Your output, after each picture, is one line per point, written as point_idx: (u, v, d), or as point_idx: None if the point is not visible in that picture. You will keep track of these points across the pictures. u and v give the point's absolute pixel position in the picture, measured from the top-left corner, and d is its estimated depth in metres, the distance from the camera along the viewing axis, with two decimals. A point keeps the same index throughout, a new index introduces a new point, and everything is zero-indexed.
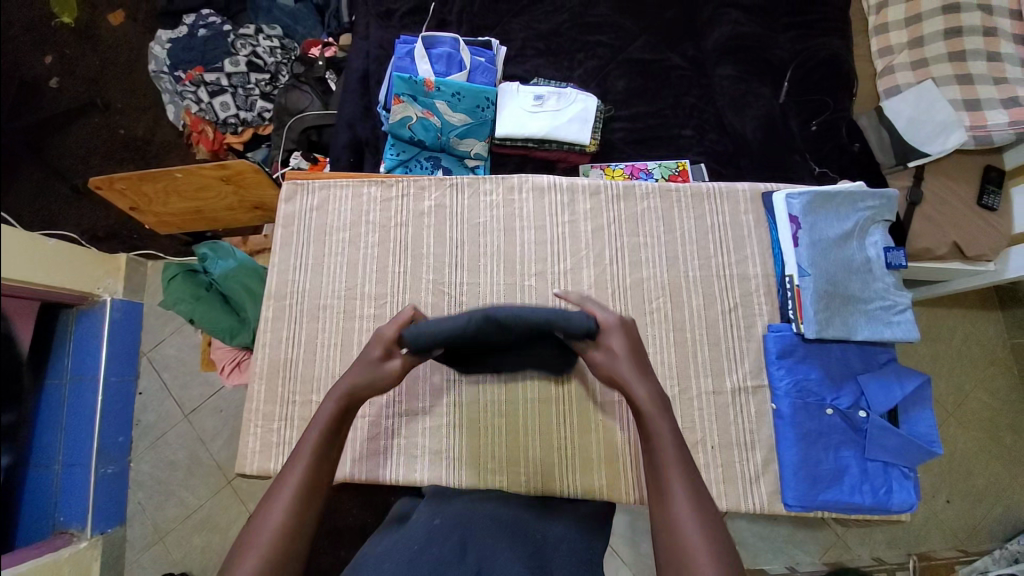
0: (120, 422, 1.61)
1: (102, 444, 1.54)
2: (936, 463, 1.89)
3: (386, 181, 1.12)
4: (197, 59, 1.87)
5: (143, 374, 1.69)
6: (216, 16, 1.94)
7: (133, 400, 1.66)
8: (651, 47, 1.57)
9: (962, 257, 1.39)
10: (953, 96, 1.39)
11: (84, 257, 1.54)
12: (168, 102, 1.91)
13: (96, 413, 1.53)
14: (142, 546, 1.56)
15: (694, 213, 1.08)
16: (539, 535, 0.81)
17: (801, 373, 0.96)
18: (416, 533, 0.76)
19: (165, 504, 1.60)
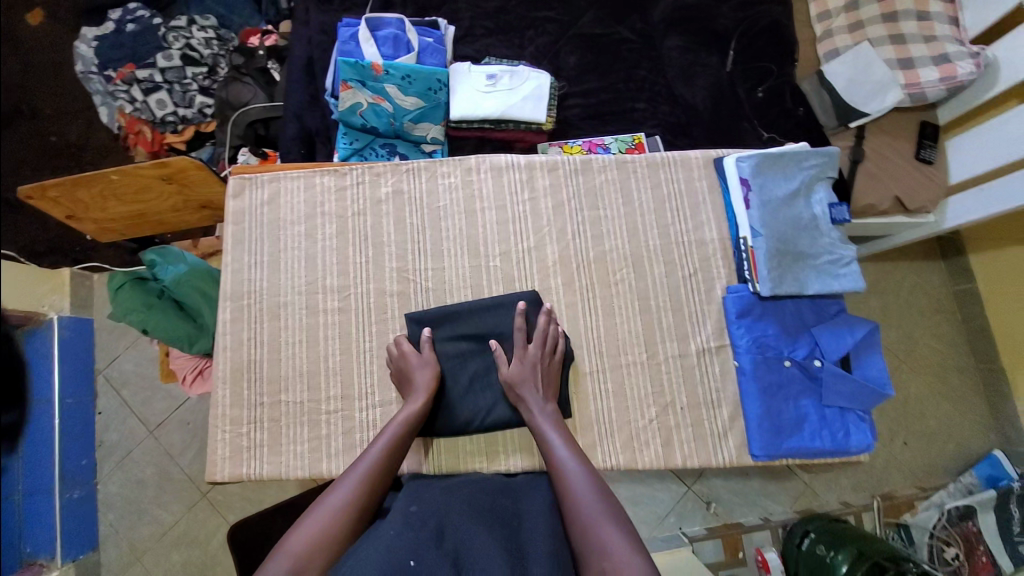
0: (82, 444, 1.54)
1: (65, 468, 1.47)
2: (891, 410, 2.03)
3: (339, 170, 1.08)
4: (127, 55, 1.77)
5: (101, 394, 1.61)
6: (145, 10, 1.83)
7: (93, 420, 1.59)
8: (599, 22, 1.56)
9: (903, 210, 1.52)
10: (887, 56, 1.47)
11: (25, 275, 1.46)
12: (99, 103, 1.81)
13: (56, 438, 1.45)
14: (119, 567, 1.51)
15: (651, 182, 1.09)
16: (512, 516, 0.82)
17: (759, 330, 0.99)
18: (392, 523, 0.76)
19: (138, 523, 1.55)
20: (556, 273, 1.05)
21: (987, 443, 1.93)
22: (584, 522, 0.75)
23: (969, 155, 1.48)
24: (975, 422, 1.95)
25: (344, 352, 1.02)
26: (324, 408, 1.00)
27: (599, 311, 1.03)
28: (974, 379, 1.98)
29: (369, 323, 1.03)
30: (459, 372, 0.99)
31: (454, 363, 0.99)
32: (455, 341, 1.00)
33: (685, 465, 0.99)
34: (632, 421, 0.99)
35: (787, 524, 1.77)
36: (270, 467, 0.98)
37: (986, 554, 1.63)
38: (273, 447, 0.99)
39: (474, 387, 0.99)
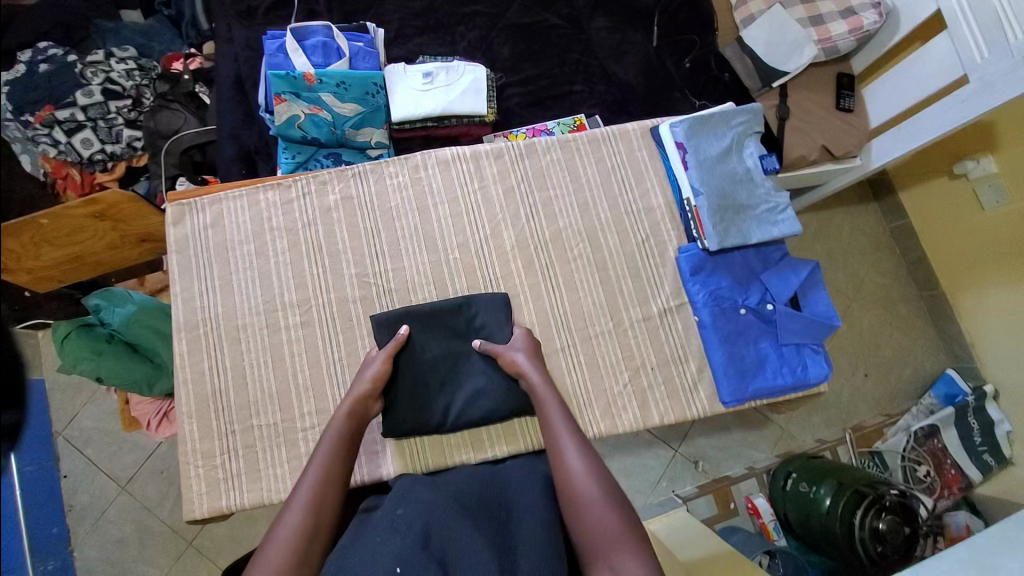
0: (52, 512, 1.46)
1: (34, 540, 1.39)
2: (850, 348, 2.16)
3: (282, 183, 1.07)
4: (44, 96, 1.70)
5: (64, 456, 1.53)
6: (57, 48, 1.76)
7: (59, 485, 1.51)
8: (527, 10, 1.59)
9: (831, 157, 1.62)
10: (799, 15, 1.58)
11: None
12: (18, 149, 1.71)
13: (19, 510, 1.38)
14: None
15: (594, 158, 1.12)
16: (502, 507, 0.83)
17: (713, 284, 1.05)
18: (379, 528, 0.76)
19: None
20: (515, 257, 1.07)
21: (939, 362, 2.09)
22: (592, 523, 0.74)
23: (885, 100, 1.61)
24: (926, 345, 2.10)
25: (313, 364, 1.01)
26: (300, 426, 0.98)
27: (562, 288, 1.06)
28: (920, 305, 2.13)
29: (335, 333, 1.02)
30: (433, 372, 1.00)
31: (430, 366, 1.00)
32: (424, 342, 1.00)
33: (663, 423, 1.02)
34: (609, 389, 1.02)
35: (771, 468, 1.86)
36: (251, 495, 0.96)
37: (954, 466, 1.83)
38: (252, 475, 0.97)
39: (444, 391, 1.00)
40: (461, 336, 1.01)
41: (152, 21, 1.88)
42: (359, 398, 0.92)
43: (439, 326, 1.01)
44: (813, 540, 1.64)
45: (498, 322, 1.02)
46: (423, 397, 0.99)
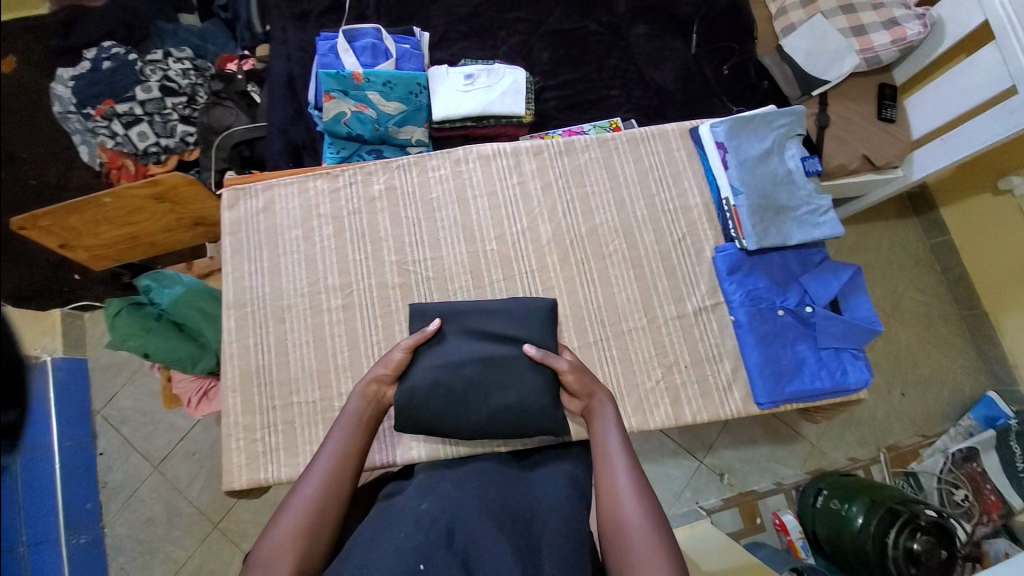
0: (86, 486, 1.53)
1: (69, 512, 1.46)
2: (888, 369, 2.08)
3: (330, 173, 1.12)
4: (104, 91, 1.85)
5: (101, 434, 1.60)
6: (119, 47, 1.92)
7: (95, 462, 1.57)
8: (567, 17, 1.63)
9: (871, 168, 1.60)
10: (840, 25, 1.58)
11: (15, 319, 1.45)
12: (79, 142, 1.86)
13: (58, 482, 1.45)
14: None
15: (632, 156, 1.14)
16: (527, 510, 0.79)
17: (750, 284, 1.04)
18: (401, 522, 0.72)
19: (151, 563, 1.53)
20: (551, 251, 1.09)
21: (980, 384, 2.02)
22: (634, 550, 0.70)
23: (927, 111, 1.58)
24: (965, 366, 2.03)
25: (352, 346, 1.04)
26: (337, 405, 1.01)
27: (597, 282, 1.07)
28: (959, 325, 2.07)
29: (374, 317, 1.05)
30: (464, 371, 0.96)
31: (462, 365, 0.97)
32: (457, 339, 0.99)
33: (695, 421, 1.02)
34: (641, 384, 1.02)
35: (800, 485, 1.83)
36: (288, 470, 0.99)
37: (994, 491, 1.72)
38: (288, 451, 1.00)
39: (473, 398, 0.96)
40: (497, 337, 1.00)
41: (210, 24, 2.00)
42: (374, 383, 0.92)
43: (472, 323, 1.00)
44: (845, 559, 1.59)
45: (534, 329, 1.01)
46: (452, 406, 0.95)
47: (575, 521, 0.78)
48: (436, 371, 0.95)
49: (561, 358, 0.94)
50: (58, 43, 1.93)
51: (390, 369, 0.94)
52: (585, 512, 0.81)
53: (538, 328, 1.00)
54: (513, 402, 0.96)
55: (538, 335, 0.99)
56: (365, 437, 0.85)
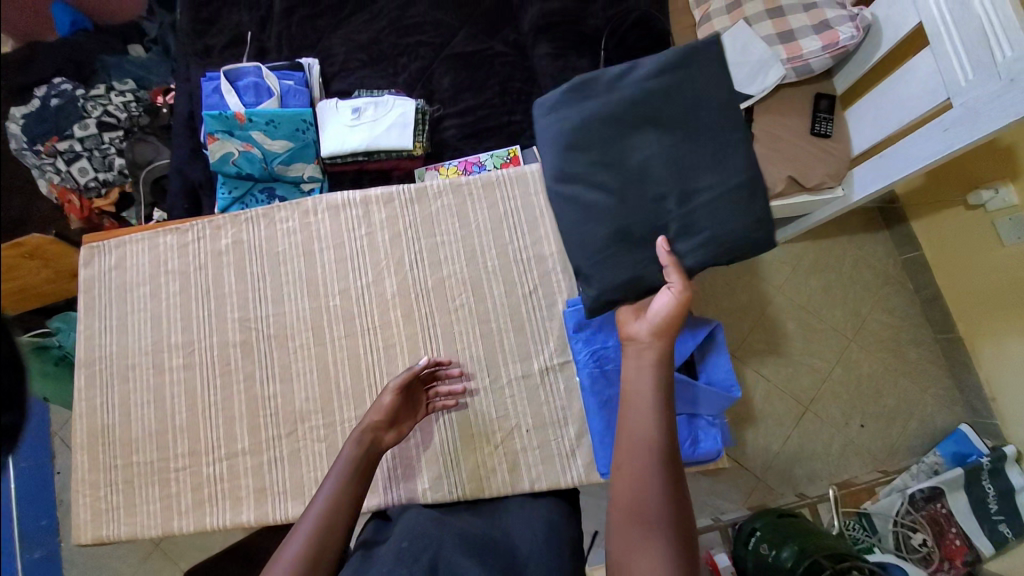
0: (43, 504, 1.58)
1: (23, 531, 1.51)
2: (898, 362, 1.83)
3: (181, 228, 1.10)
4: (52, 129, 1.75)
5: (58, 453, 1.67)
6: (68, 82, 1.80)
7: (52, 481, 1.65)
8: (472, 39, 1.56)
9: (802, 189, 1.47)
10: (767, 32, 1.45)
11: None
12: (37, 178, 1.79)
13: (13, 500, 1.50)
14: None
15: (487, 203, 1.08)
16: (508, 548, 0.82)
17: (597, 343, 0.98)
18: (383, 560, 0.77)
19: None
20: (395, 306, 1.04)
21: (953, 417, 1.79)
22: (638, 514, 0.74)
23: (867, 123, 1.42)
24: (937, 396, 1.81)
25: (191, 408, 1.03)
26: (172, 467, 1.01)
27: (440, 340, 1.02)
28: (934, 351, 1.84)
29: (213, 377, 1.04)
30: (611, 170, 0.96)
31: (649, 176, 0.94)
32: (639, 160, 0.95)
33: (534, 489, 0.97)
34: (479, 449, 0.98)
35: (737, 521, 1.65)
36: (125, 528, 1.00)
37: (959, 535, 1.55)
38: (127, 513, 1.00)
39: (591, 193, 0.97)
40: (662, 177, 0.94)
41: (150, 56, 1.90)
42: (369, 429, 0.86)
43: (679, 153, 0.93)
44: None
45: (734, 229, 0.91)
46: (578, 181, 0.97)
47: (549, 562, 0.80)
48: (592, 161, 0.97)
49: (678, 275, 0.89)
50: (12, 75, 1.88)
51: (383, 410, 0.89)
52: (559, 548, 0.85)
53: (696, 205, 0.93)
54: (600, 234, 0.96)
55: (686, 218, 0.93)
56: (361, 482, 0.81)
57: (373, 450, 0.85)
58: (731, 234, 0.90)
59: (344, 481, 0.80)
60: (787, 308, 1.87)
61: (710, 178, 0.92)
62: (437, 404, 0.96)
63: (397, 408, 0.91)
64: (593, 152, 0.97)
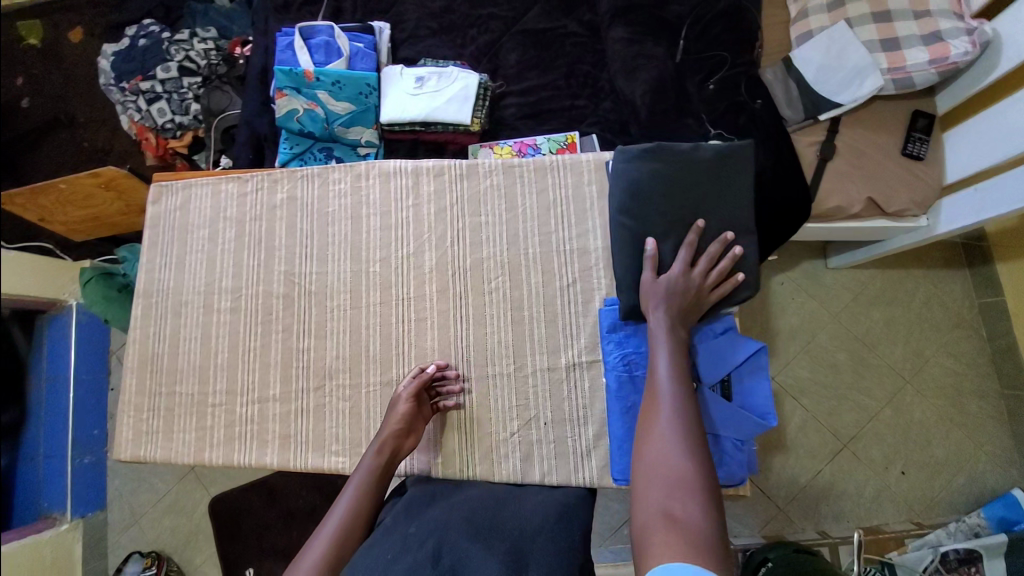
0: (97, 416, 1.76)
1: (78, 436, 1.68)
2: (954, 414, 1.69)
3: (242, 177, 1.14)
4: (138, 68, 1.84)
5: (113, 371, 1.84)
6: (157, 26, 1.90)
7: (106, 396, 1.82)
8: (545, 15, 1.50)
9: (880, 212, 1.35)
10: (868, 37, 1.32)
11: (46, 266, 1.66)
12: (120, 113, 1.90)
13: (70, 408, 1.66)
14: (120, 527, 1.75)
15: (537, 188, 1.05)
16: (515, 530, 0.82)
17: (629, 347, 0.94)
18: (389, 542, 0.77)
19: (140, 490, 1.78)
20: (431, 280, 1.05)
21: (1008, 479, 1.64)
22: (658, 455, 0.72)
23: (969, 149, 1.28)
24: (995, 455, 1.65)
25: (232, 349, 1.09)
26: (210, 401, 1.07)
27: (471, 321, 1.02)
28: (999, 407, 1.68)
29: (255, 324, 1.09)
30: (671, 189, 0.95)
31: (680, 206, 0.94)
32: (700, 191, 0.95)
33: (544, 482, 0.96)
34: (494, 433, 0.98)
35: (748, 548, 1.57)
36: (161, 451, 1.07)
37: None
38: (166, 435, 1.08)
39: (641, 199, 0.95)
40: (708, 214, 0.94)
41: (234, 5, 1.94)
42: (389, 440, 0.92)
43: (710, 196, 0.95)
44: None
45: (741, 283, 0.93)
46: (639, 180, 0.96)
47: (557, 544, 0.81)
48: (654, 170, 0.95)
49: (678, 259, 0.89)
50: (111, 14, 2.00)
51: (398, 421, 0.93)
52: (568, 534, 0.84)
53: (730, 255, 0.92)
54: (659, 237, 0.93)
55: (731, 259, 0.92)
56: (377, 494, 0.87)
57: (388, 464, 0.90)
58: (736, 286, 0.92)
59: (359, 492, 0.86)
60: (840, 337, 1.75)
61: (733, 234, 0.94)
62: (442, 405, 0.99)
63: (413, 415, 0.95)
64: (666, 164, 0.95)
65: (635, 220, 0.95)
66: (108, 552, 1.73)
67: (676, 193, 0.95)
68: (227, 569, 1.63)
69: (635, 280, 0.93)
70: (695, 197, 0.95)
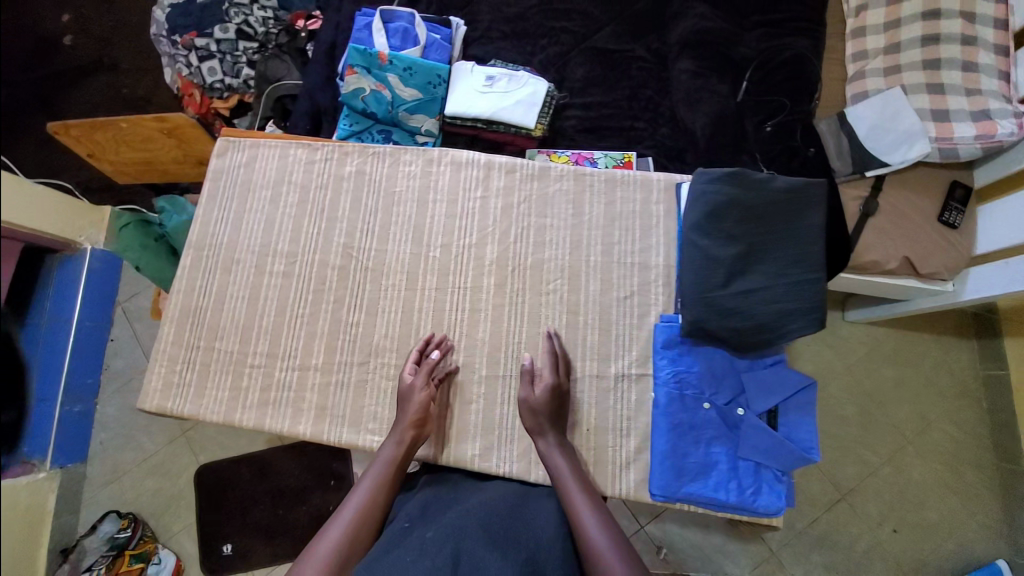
0: (91, 365, 1.72)
1: (71, 383, 1.64)
2: (948, 479, 1.73)
3: (312, 145, 1.15)
4: (193, 24, 1.84)
5: (117, 323, 1.81)
6: None
7: (105, 345, 1.78)
8: (616, 37, 1.54)
9: (913, 273, 1.39)
10: (921, 105, 1.39)
11: (69, 206, 1.63)
12: (166, 65, 1.88)
13: (67, 354, 1.62)
14: (101, 482, 1.69)
15: (605, 199, 1.08)
16: (531, 541, 0.79)
17: (682, 365, 0.95)
18: (406, 547, 0.75)
19: (125, 447, 1.73)
20: (490, 272, 1.06)
21: (992, 548, 1.67)
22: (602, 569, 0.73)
23: (1001, 224, 1.34)
24: (984, 523, 1.69)
25: (279, 313, 1.08)
26: (248, 362, 1.06)
27: (525, 319, 1.03)
28: (992, 478, 1.72)
29: (306, 291, 1.09)
30: (745, 216, 0.95)
31: (750, 234, 0.94)
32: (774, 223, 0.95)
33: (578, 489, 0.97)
34: None
35: None
36: (191, 406, 1.05)
37: None
38: (198, 391, 1.06)
39: (714, 224, 0.95)
40: (777, 247, 0.94)
41: None
42: (408, 429, 0.92)
43: (782, 229, 0.95)
44: None
45: (801, 320, 0.91)
46: (716, 203, 0.95)
47: None
48: (730, 197, 0.95)
49: (546, 372, 0.95)
50: None
51: (417, 409, 0.93)
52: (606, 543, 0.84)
53: (793, 292, 0.92)
54: (727, 263, 0.93)
55: (795, 297, 0.92)
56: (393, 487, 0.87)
57: (406, 456, 0.91)
58: (795, 323, 0.92)
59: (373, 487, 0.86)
60: (849, 388, 1.79)
61: (800, 271, 0.93)
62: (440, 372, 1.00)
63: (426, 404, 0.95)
64: (743, 193, 0.94)
65: (706, 245, 0.95)
66: (82, 507, 1.66)
67: (751, 218, 0.95)
68: (203, 541, 1.63)
69: (697, 303, 0.94)
70: (768, 228, 0.94)
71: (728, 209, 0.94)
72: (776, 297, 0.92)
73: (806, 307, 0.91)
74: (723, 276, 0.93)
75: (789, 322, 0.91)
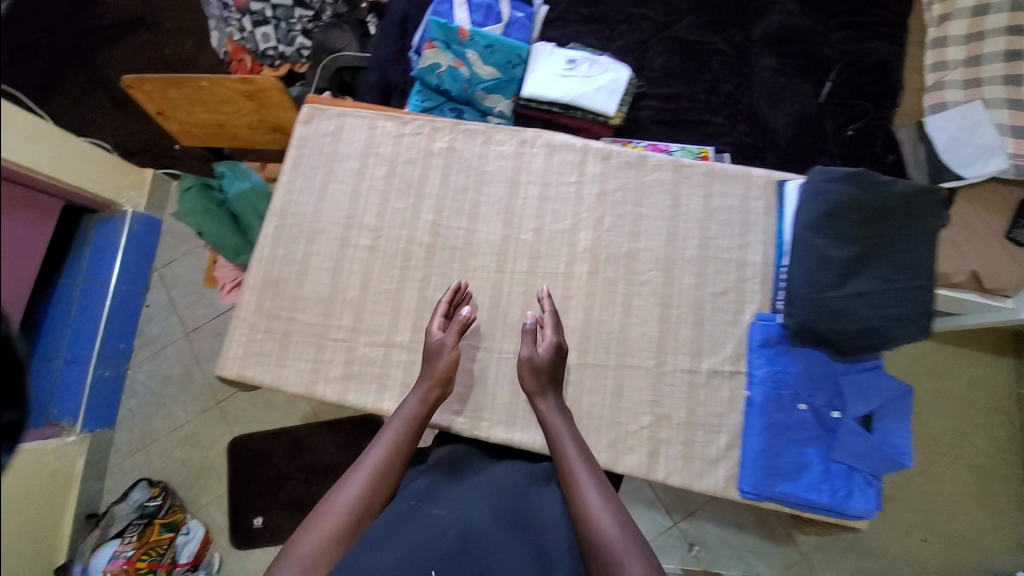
0: (123, 329, 1.68)
1: (105, 346, 1.61)
2: (979, 493, 1.74)
3: (402, 118, 1.13)
4: None
5: (152, 289, 1.77)
6: None
7: (139, 311, 1.74)
8: (696, 28, 1.51)
9: (978, 288, 1.39)
10: (1000, 119, 1.36)
11: (114, 164, 1.57)
12: (213, 28, 1.78)
13: (101, 317, 1.59)
14: (128, 450, 1.66)
15: (703, 192, 1.07)
16: (535, 524, 0.80)
17: (780, 365, 0.96)
18: (413, 523, 0.75)
19: (154, 416, 1.69)
20: (583, 260, 1.04)
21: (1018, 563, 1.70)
22: (596, 539, 0.74)
23: None
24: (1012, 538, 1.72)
25: (364, 287, 1.06)
26: (331, 335, 1.05)
27: (617, 309, 1.02)
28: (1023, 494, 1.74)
29: (393, 267, 1.07)
30: (861, 220, 0.94)
31: (866, 238, 0.93)
32: (889, 229, 0.94)
33: (666, 481, 0.96)
34: (623, 424, 0.98)
35: None
36: (272, 376, 1.04)
37: None
38: (279, 361, 1.05)
39: (829, 222, 0.94)
40: (891, 254, 0.93)
41: None
42: (426, 389, 0.90)
43: (899, 233, 0.94)
44: None
45: (906, 327, 0.91)
46: (835, 202, 0.94)
47: None
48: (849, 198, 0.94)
49: (552, 332, 0.94)
50: None
51: (444, 370, 0.92)
52: None
53: (903, 299, 0.91)
54: (841, 264, 0.92)
55: (905, 305, 0.91)
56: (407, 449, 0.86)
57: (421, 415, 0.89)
58: (901, 330, 0.91)
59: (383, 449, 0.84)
60: None
61: (909, 281, 0.93)
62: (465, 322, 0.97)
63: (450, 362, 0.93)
64: (864, 196, 0.93)
65: (821, 242, 0.94)
66: (108, 473, 1.64)
67: (866, 222, 0.94)
68: (233, 513, 1.61)
69: (804, 301, 0.93)
70: (885, 234, 0.93)
71: (844, 211, 0.93)
72: (886, 302, 0.91)
73: (911, 316, 0.91)
74: (832, 274, 0.92)
75: (900, 329, 0.90)
